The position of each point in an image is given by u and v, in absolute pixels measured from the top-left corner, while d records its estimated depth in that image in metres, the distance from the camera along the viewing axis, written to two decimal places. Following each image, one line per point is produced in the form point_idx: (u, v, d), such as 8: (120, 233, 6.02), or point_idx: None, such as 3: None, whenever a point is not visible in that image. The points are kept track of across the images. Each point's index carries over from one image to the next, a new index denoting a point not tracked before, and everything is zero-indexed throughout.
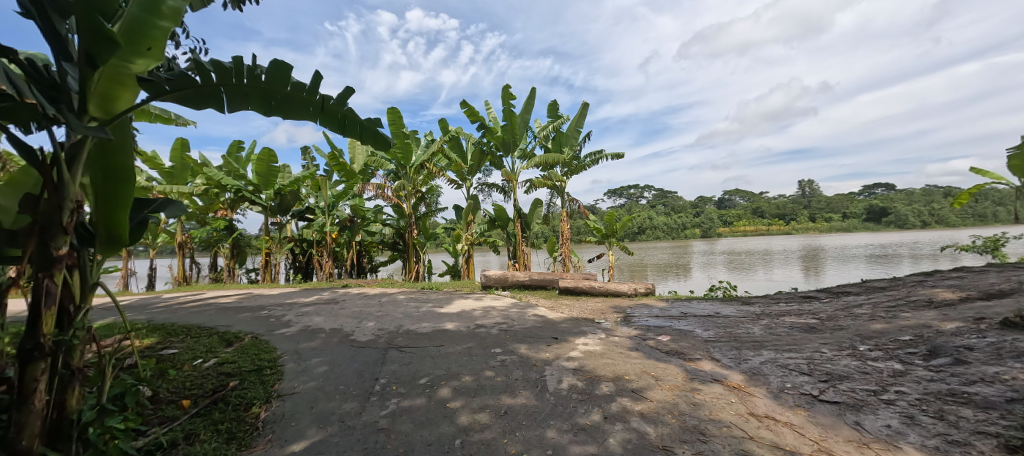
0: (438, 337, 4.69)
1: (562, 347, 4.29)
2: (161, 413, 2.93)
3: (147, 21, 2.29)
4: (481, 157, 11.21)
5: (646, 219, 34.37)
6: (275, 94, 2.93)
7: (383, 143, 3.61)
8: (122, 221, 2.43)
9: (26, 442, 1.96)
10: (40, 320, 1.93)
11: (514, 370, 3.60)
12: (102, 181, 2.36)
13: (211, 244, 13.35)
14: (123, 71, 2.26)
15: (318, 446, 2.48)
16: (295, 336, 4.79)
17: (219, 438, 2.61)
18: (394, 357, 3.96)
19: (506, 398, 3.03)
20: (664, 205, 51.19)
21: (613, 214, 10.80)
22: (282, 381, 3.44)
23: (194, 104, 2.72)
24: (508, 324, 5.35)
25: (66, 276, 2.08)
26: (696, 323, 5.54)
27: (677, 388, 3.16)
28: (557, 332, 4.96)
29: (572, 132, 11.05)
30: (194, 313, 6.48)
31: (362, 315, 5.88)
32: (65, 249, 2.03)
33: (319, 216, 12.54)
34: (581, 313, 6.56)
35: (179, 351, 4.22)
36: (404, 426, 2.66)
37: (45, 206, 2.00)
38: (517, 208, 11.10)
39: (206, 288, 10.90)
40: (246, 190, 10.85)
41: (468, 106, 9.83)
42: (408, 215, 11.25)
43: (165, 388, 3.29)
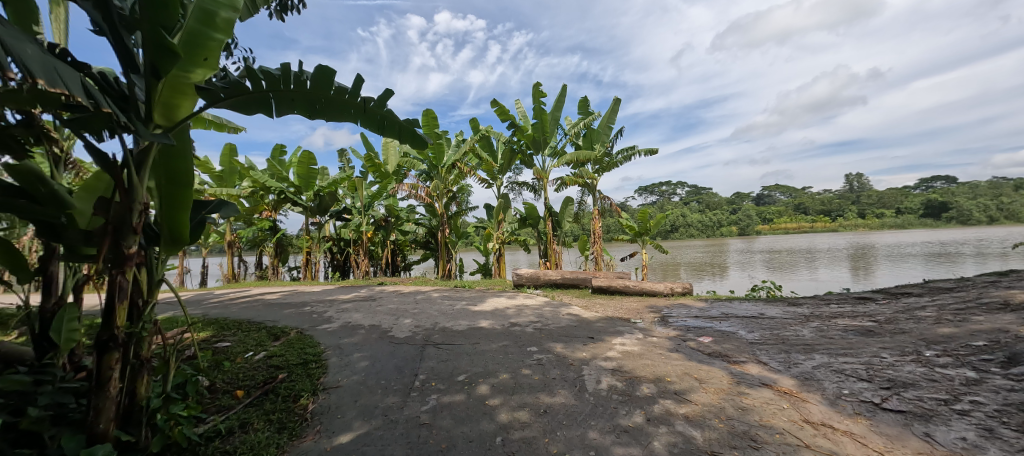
0: (473, 335, 4.73)
1: (599, 347, 4.23)
2: (218, 403, 3.11)
3: (203, 33, 2.43)
4: (511, 156, 11.21)
5: (680, 217, 33.21)
6: (320, 98, 3.03)
7: (421, 142, 3.66)
8: (183, 222, 2.58)
9: (102, 425, 2.12)
10: (114, 313, 2.07)
11: (551, 369, 3.57)
12: (165, 185, 2.53)
13: (257, 244, 14.09)
14: (184, 81, 2.39)
15: (363, 438, 2.55)
16: (337, 332, 4.97)
17: (271, 428, 2.74)
18: (432, 354, 4.02)
19: (545, 397, 3.01)
20: (699, 202, 49.44)
21: (648, 211, 10.49)
22: (327, 375, 3.57)
23: (246, 110, 2.87)
24: (542, 323, 5.33)
25: (135, 273, 2.23)
26: (739, 325, 5.31)
27: (722, 392, 3.03)
28: (593, 332, 4.89)
29: (604, 129, 10.85)
30: (244, 309, 6.85)
31: (399, 313, 6.02)
32: (134, 247, 2.18)
33: (355, 216, 12.93)
34: (616, 312, 6.43)
35: (232, 344, 4.48)
36: (445, 421, 2.70)
37: (117, 208, 2.16)
38: (548, 206, 11.02)
39: (253, 285, 11.51)
40: (289, 191, 11.36)
41: (499, 105, 9.83)
42: (441, 215, 11.42)
43: (221, 378, 3.50)
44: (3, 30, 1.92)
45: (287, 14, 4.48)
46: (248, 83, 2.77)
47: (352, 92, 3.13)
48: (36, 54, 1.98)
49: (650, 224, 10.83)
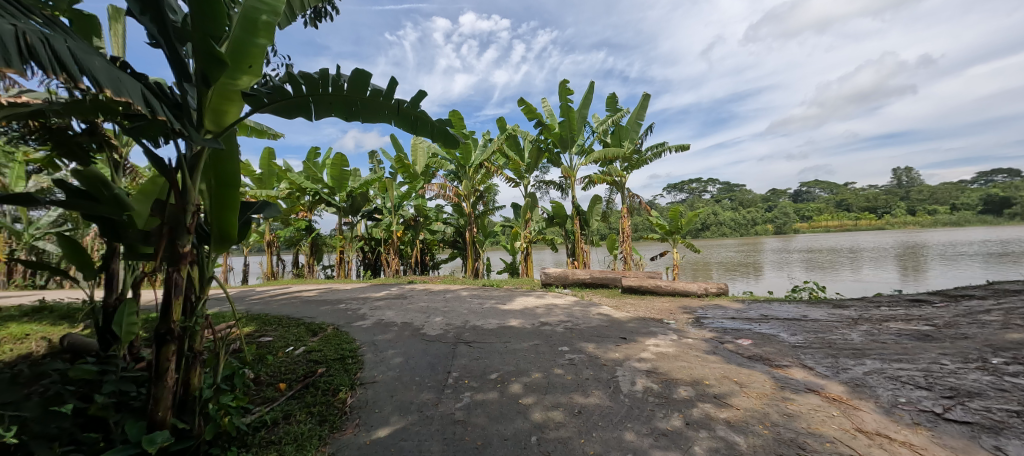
0: (504, 333, 4.74)
1: (632, 347, 4.14)
2: (262, 395, 3.26)
3: (246, 40, 2.52)
4: (539, 155, 11.17)
5: (712, 215, 32.06)
6: (356, 101, 3.12)
7: (453, 142, 3.71)
8: (232, 223, 2.71)
9: (161, 413, 2.25)
10: (170, 307, 2.20)
11: (584, 369, 3.53)
12: (215, 188, 2.67)
13: (294, 243, 14.68)
14: (231, 88, 2.50)
15: (400, 433, 2.61)
16: (371, 329, 5.11)
17: (313, 420, 2.84)
18: (463, 352, 4.06)
19: (579, 398, 2.98)
20: (731, 199, 47.71)
21: (679, 209, 10.18)
22: (363, 370, 3.68)
23: (287, 114, 2.98)
24: (573, 322, 5.29)
25: (189, 270, 2.36)
26: (780, 327, 5.08)
27: (765, 396, 2.91)
28: (625, 332, 4.80)
29: (633, 126, 10.63)
30: (283, 305, 7.15)
31: (429, 311, 6.12)
32: (188, 246, 2.31)
33: (386, 216, 13.24)
34: (648, 313, 6.29)
35: (274, 339, 4.69)
36: (479, 419, 2.72)
37: (173, 209, 2.29)
38: (576, 205, 10.91)
39: (291, 282, 12.01)
40: (324, 193, 11.78)
41: (526, 104, 9.80)
42: (469, 214, 11.51)
43: (265, 372, 3.66)
44: (73, 45, 2.06)
45: (321, 21, 4.64)
46: (290, 88, 2.89)
47: (387, 93, 3.21)
48: (103, 65, 2.11)
49: (682, 223, 10.52)
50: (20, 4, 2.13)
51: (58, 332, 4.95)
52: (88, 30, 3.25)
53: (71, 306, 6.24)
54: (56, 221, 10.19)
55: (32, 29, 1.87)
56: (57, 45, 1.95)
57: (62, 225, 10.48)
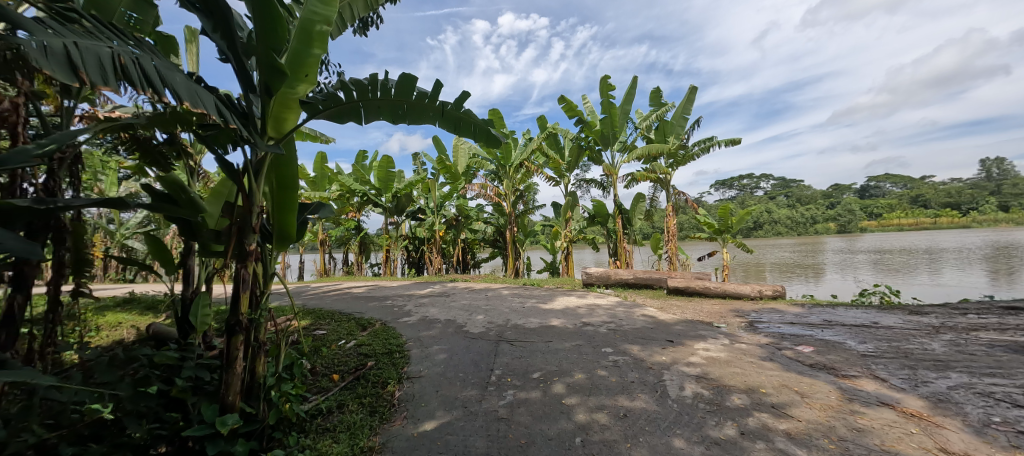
0: (546, 333, 4.73)
1: (680, 351, 3.99)
2: (318, 384, 3.47)
3: (303, 51, 2.68)
4: (579, 153, 10.99)
5: (766, 213, 30.15)
6: (403, 104, 3.24)
7: (495, 142, 3.74)
8: (292, 222, 2.90)
9: (231, 397, 2.43)
10: (239, 300, 2.38)
11: (629, 371, 3.45)
12: (276, 190, 2.86)
13: (344, 242, 15.45)
14: (290, 96, 2.65)
15: (446, 427, 2.67)
16: (417, 325, 5.28)
17: (364, 410, 2.97)
18: (506, 350, 4.09)
19: (624, 401, 2.90)
20: (788, 196, 44.65)
21: (729, 207, 9.63)
22: (410, 364, 3.81)
23: (340, 120, 3.13)
24: (616, 324, 5.17)
25: (255, 266, 2.54)
26: (846, 334, 4.69)
27: (831, 409, 2.69)
28: (672, 335, 4.63)
29: (678, 120, 10.21)
30: (335, 301, 7.56)
31: (472, 309, 6.22)
32: (254, 245, 2.49)
33: (429, 215, 13.62)
34: (696, 315, 6.03)
35: (328, 332, 4.98)
36: (523, 417, 2.73)
37: (241, 211, 2.47)
38: (618, 203, 10.65)
39: (342, 279, 12.69)
40: (371, 194, 12.31)
41: (567, 101, 9.70)
42: (509, 214, 11.57)
43: (320, 363, 3.89)
44: (158, 63, 2.28)
45: (367, 30, 4.84)
46: (342, 94, 3.03)
47: (432, 96, 3.29)
48: (183, 80, 2.31)
49: (733, 221, 9.96)
50: (114, 28, 2.38)
51: (145, 321, 5.53)
52: (168, 50, 3.62)
53: (155, 298, 6.97)
54: (142, 222, 11.40)
55: (125, 51, 2.09)
56: (145, 64, 2.15)
57: (148, 225, 11.71)
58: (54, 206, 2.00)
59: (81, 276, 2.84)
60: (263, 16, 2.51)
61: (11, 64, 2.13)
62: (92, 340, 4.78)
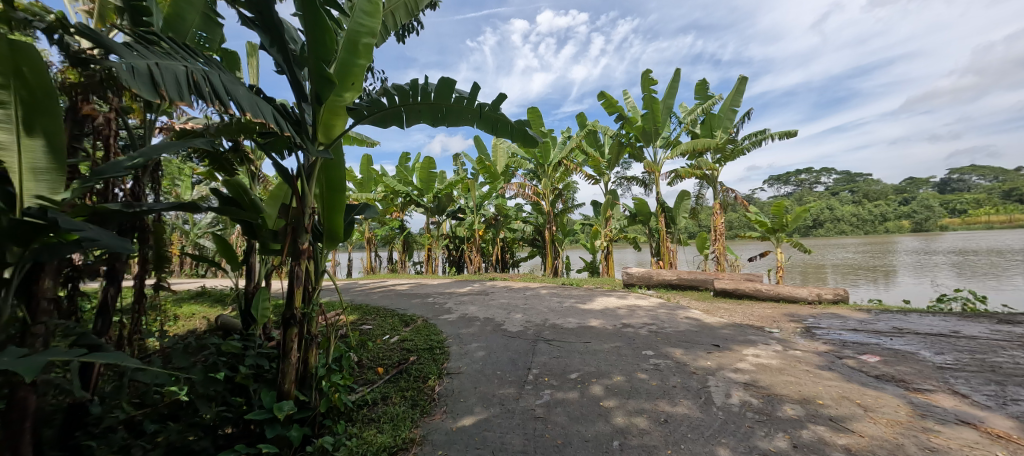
0: (584, 333, 4.68)
1: (726, 356, 3.82)
2: (365, 376, 3.66)
3: (350, 61, 2.82)
4: (619, 150, 10.69)
5: (826, 211, 27.96)
6: (443, 108, 3.32)
7: (532, 142, 3.75)
8: (339, 223, 3.08)
9: (286, 385, 2.61)
10: (293, 295, 2.55)
11: (670, 375, 3.34)
12: (326, 193, 3.03)
13: (389, 241, 16.08)
14: (338, 104, 2.79)
15: (483, 423, 2.73)
16: (457, 322, 5.40)
17: (406, 403, 3.09)
18: (544, 349, 4.10)
19: (665, 406, 2.82)
20: (852, 191, 41.13)
21: (784, 204, 9.01)
22: (449, 360, 3.92)
23: (383, 124, 3.27)
24: (658, 326, 5.02)
25: (307, 264, 2.71)
26: (919, 344, 4.27)
27: (899, 425, 2.47)
28: (718, 339, 4.43)
29: (726, 113, 9.70)
30: (381, 297, 7.89)
31: (510, 307, 6.28)
32: (307, 244, 2.66)
33: (468, 215, 13.86)
34: (745, 319, 5.73)
35: (373, 327, 5.21)
36: (560, 417, 2.74)
37: (295, 212, 2.65)
38: (661, 201, 10.30)
39: (387, 276, 13.24)
40: (413, 194, 12.72)
41: (606, 97, 9.52)
42: (548, 213, 11.52)
43: (366, 356, 4.09)
44: (225, 78, 2.50)
45: (408, 36, 5.00)
46: (385, 100, 3.17)
47: (470, 98, 3.36)
48: (245, 92, 2.52)
49: (788, 220, 9.30)
50: (188, 48, 2.63)
51: (214, 312, 6.07)
52: (232, 64, 3.93)
53: (222, 292, 7.61)
54: (211, 222, 12.46)
55: (197, 69, 2.31)
56: (214, 79, 2.36)
57: (216, 225, 12.80)
58: (139, 210, 2.26)
59: (161, 272, 3.17)
60: (315, 31, 2.67)
61: (106, 83, 2.42)
62: (171, 328, 5.32)
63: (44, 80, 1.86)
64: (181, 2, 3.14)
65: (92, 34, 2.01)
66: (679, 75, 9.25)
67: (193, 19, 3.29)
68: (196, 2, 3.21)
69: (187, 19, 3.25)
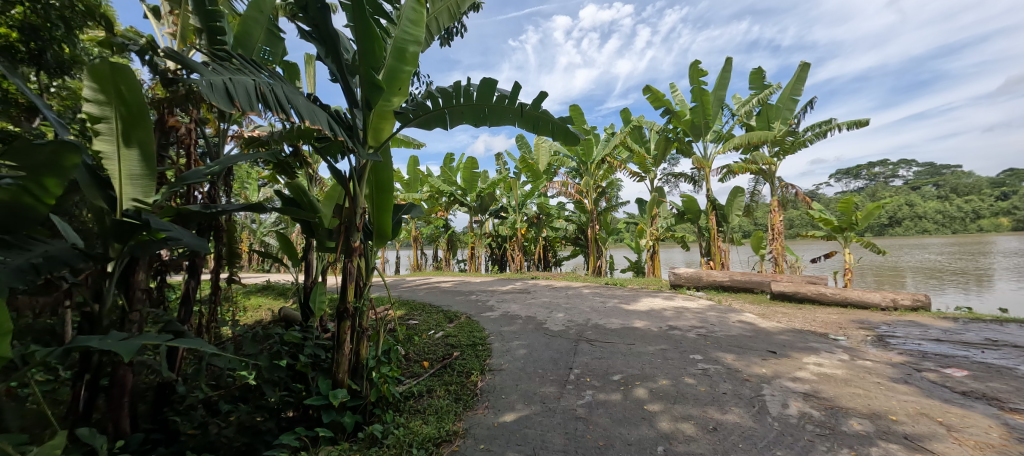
0: (628, 334, 4.59)
1: (783, 364, 3.58)
2: (412, 369, 3.82)
3: (397, 67, 2.95)
4: (666, 145, 10.30)
5: (904, 207, 25.27)
6: (485, 108, 3.38)
7: (574, 140, 3.72)
8: (387, 222, 3.23)
9: (340, 374, 2.78)
10: (347, 289, 2.71)
11: (721, 381, 3.20)
12: (375, 193, 3.19)
13: (434, 239, 16.57)
14: (386, 108, 2.92)
15: (525, 420, 2.76)
16: (499, 320, 5.49)
17: (450, 397, 3.18)
18: (586, 350, 4.06)
19: (714, 413, 2.71)
20: (937, 186, 36.86)
21: (853, 200, 8.26)
22: (491, 357, 3.99)
23: (428, 126, 3.38)
24: (707, 329, 4.81)
25: (359, 261, 2.86)
26: (1018, 359, 3.77)
27: (989, 449, 2.21)
28: (774, 345, 4.17)
29: (785, 103, 9.05)
30: (427, 294, 8.16)
31: (552, 307, 6.27)
32: (358, 242, 2.81)
33: (511, 214, 13.96)
34: (806, 325, 5.34)
35: (419, 323, 5.41)
36: (602, 419, 2.71)
37: (348, 212, 2.82)
38: (711, 198, 9.81)
39: (432, 274, 13.66)
40: (457, 194, 13.01)
41: (652, 91, 9.21)
42: (591, 212, 11.34)
43: (412, 350, 4.26)
44: (287, 89, 2.70)
45: (451, 40, 5.14)
46: (429, 102, 3.28)
47: (512, 99, 3.38)
48: (304, 101, 2.71)
49: (859, 217, 8.51)
50: (254, 63, 2.86)
51: (277, 305, 6.58)
52: (292, 75, 4.24)
53: (284, 286, 8.21)
54: (275, 222, 13.49)
55: (263, 81, 2.52)
56: (277, 90, 2.56)
57: (279, 225, 13.84)
58: (214, 211, 2.49)
59: (234, 266, 3.48)
60: (365, 40, 2.82)
61: (187, 97, 2.72)
62: (241, 318, 5.84)
63: (137, 98, 2.11)
64: (248, 21, 3.46)
65: (177, 55, 2.24)
66: (732, 65, 8.76)
67: (259, 36, 3.61)
68: (261, 19, 3.52)
69: (254, 35, 3.56)
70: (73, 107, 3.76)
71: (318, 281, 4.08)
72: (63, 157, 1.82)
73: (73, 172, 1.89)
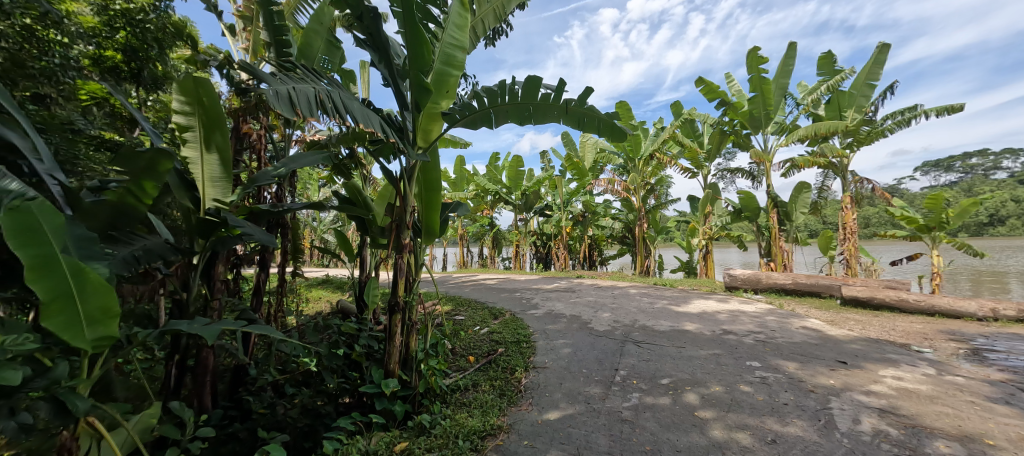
0: (678, 337, 4.41)
1: (855, 376, 3.29)
2: (458, 363, 3.93)
3: (446, 71, 3.05)
4: (721, 139, 9.74)
5: (1009, 204, 22.07)
6: (529, 106, 3.39)
7: (621, 136, 3.62)
8: (436, 219, 3.34)
9: (390, 365, 2.91)
10: (398, 284, 2.84)
11: (781, 391, 3.00)
12: (424, 192, 3.31)
13: (480, 237, 16.87)
14: (435, 110, 3.02)
15: (568, 419, 2.74)
16: (543, 318, 5.49)
17: (495, 392, 3.24)
18: (632, 351, 3.96)
19: (773, 424, 2.55)
20: None
21: (942, 196, 7.35)
22: (536, 355, 4.01)
23: (474, 127, 3.45)
24: (767, 335, 4.51)
25: (409, 258, 2.99)
26: None
27: None
28: (844, 355, 3.83)
29: (859, 89, 8.22)
30: (473, 290, 8.33)
31: (598, 306, 6.17)
32: (408, 239, 2.93)
33: (556, 212, 13.86)
34: (884, 334, 4.84)
35: (465, 318, 5.54)
36: (649, 423, 2.64)
37: (399, 210, 2.95)
38: (771, 194, 9.15)
39: (478, 271, 13.90)
40: (502, 192, 13.14)
41: (705, 83, 8.75)
42: (639, 209, 10.98)
43: (459, 345, 4.37)
44: (343, 95, 2.86)
45: (497, 39, 5.19)
46: (476, 103, 3.34)
47: (557, 95, 3.35)
48: (358, 106, 2.86)
49: (950, 215, 7.56)
50: (314, 71, 3.05)
51: (335, 298, 7.01)
52: (348, 82, 4.50)
53: (340, 280, 8.74)
54: (333, 220, 14.36)
55: (323, 89, 2.69)
56: (335, 96, 2.72)
57: (337, 223, 14.72)
58: (281, 210, 2.70)
59: (298, 261, 3.77)
60: (415, 45, 2.92)
61: (258, 105, 2.98)
62: (303, 309, 6.30)
63: (215, 106, 2.34)
64: (310, 33, 3.73)
65: (250, 68, 2.45)
66: (796, 50, 8.12)
67: (319, 46, 3.86)
68: (320, 31, 3.77)
69: (315, 46, 3.82)
70: (165, 117, 4.24)
71: (371, 276, 4.30)
72: (159, 163, 2.06)
73: (166, 175, 2.13)
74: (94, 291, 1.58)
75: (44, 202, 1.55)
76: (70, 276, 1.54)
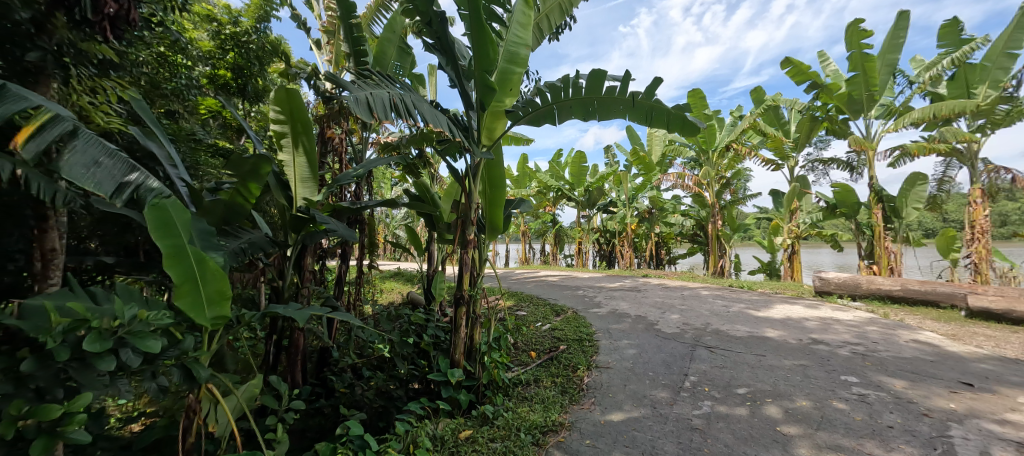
0: (758, 344, 4.07)
1: (984, 401, 2.79)
2: (520, 358, 3.98)
3: (509, 69, 3.11)
4: (812, 126, 8.73)
5: None
6: (593, 101, 3.33)
7: (692, 129, 3.42)
8: (499, 216, 3.42)
9: (456, 355, 3.03)
10: (464, 278, 2.94)
11: (884, 411, 2.64)
12: (489, 189, 3.39)
13: (542, 234, 16.86)
14: (498, 108, 3.08)
15: (633, 422, 2.66)
16: (607, 317, 5.36)
17: (557, 388, 3.24)
18: (703, 356, 3.73)
19: (873, 448, 2.25)
20: None
21: None
22: (599, 354, 3.93)
23: (537, 123, 3.46)
24: (866, 347, 3.98)
25: (473, 253, 3.07)
26: None
27: None
28: (969, 376, 3.26)
29: (996, 61, 6.89)
30: (535, 287, 8.36)
31: (666, 307, 5.87)
32: (473, 235, 3.03)
33: (620, 208, 13.38)
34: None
35: (527, 315, 5.59)
36: (723, 434, 2.47)
37: (464, 206, 3.05)
38: (874, 187, 8.03)
39: (540, 267, 13.92)
40: (565, 189, 13.00)
41: (794, 64, 7.90)
42: (712, 205, 10.24)
43: (521, 341, 4.42)
44: (414, 97, 3.02)
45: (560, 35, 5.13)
46: (539, 99, 3.34)
47: (622, 87, 3.25)
48: (427, 107, 3.00)
49: None
50: (388, 76, 3.24)
51: (405, 290, 7.43)
52: (417, 85, 4.72)
53: (410, 273, 9.25)
54: (404, 217, 15.21)
55: (395, 93, 2.86)
56: (406, 99, 2.89)
57: (407, 219, 15.59)
58: (359, 207, 2.92)
59: (374, 254, 4.06)
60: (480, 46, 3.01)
61: (340, 112, 3.25)
62: (377, 299, 6.77)
63: (304, 114, 2.59)
64: (384, 41, 3.97)
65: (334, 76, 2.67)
66: (909, 20, 7.03)
67: (392, 53, 4.11)
68: (393, 38, 4.00)
69: (388, 53, 4.07)
70: (264, 126, 4.80)
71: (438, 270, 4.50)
72: (260, 167, 2.34)
73: (266, 177, 2.41)
74: (213, 277, 1.84)
75: (176, 201, 1.83)
76: (194, 264, 1.81)
